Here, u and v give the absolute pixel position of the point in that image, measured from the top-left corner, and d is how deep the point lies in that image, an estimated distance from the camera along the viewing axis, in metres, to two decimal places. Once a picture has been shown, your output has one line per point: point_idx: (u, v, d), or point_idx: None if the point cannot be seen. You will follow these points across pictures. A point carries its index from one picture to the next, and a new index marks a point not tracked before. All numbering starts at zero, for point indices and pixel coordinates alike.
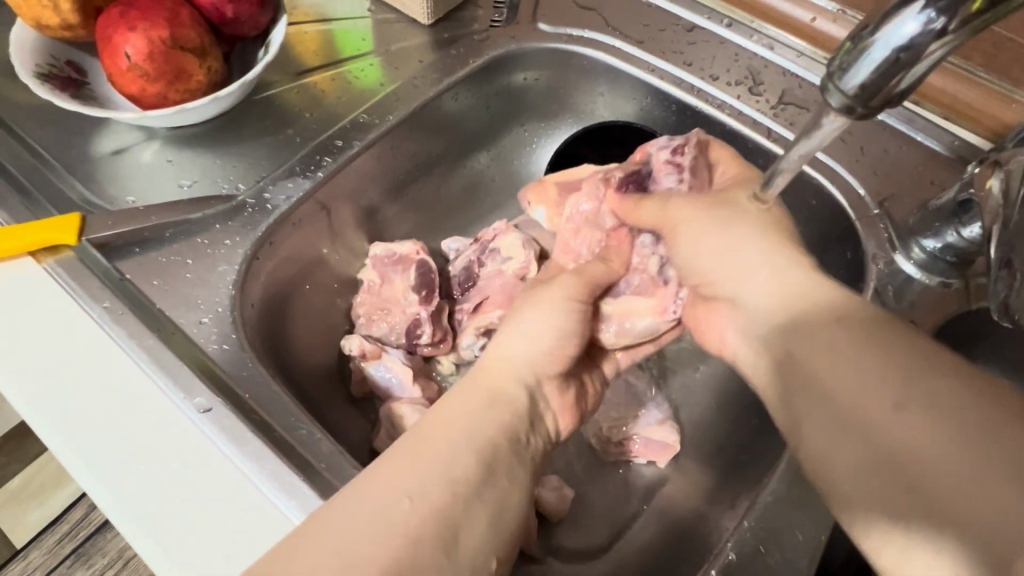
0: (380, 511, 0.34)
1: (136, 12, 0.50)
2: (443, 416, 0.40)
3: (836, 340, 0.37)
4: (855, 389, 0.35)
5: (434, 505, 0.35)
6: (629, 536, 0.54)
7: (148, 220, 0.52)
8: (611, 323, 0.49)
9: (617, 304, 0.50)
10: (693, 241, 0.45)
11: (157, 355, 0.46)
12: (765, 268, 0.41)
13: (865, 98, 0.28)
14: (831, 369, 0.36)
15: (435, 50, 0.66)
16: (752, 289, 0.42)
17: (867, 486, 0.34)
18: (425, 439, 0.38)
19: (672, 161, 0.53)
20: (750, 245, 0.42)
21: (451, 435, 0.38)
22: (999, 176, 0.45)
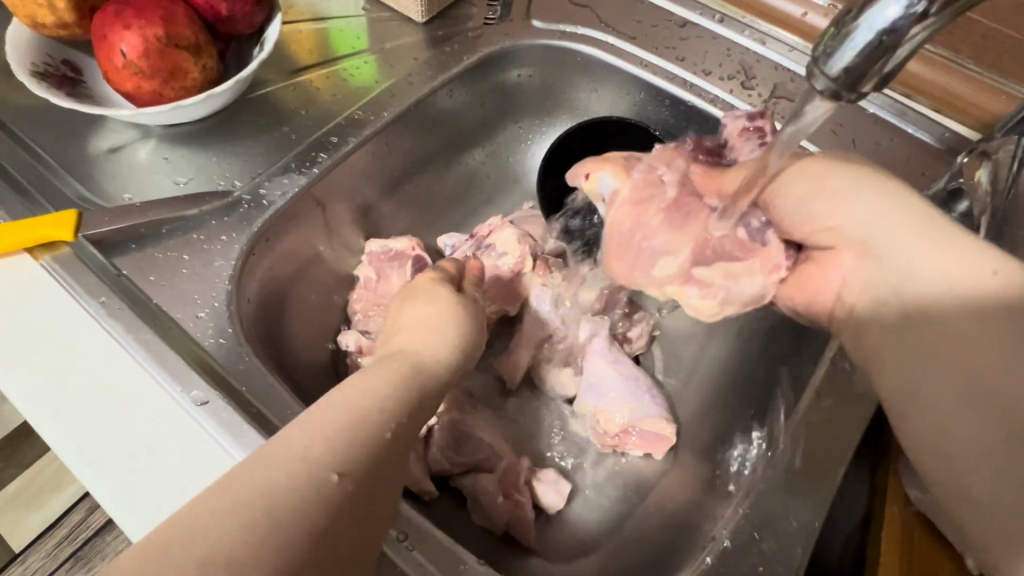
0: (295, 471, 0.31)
1: (130, 10, 0.51)
2: (352, 391, 0.35)
3: (978, 312, 0.36)
4: (991, 363, 0.35)
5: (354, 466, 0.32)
6: (625, 528, 0.54)
7: (144, 216, 0.52)
8: (718, 291, 0.48)
9: (720, 270, 0.47)
10: (803, 184, 0.43)
11: (154, 350, 0.46)
12: (872, 206, 0.41)
13: (849, 82, 0.29)
14: (967, 338, 0.36)
15: (430, 48, 0.67)
16: (882, 243, 0.40)
17: (986, 465, 0.34)
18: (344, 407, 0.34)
19: (746, 128, 0.54)
20: (854, 192, 0.41)
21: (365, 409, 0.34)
22: (988, 166, 0.46)
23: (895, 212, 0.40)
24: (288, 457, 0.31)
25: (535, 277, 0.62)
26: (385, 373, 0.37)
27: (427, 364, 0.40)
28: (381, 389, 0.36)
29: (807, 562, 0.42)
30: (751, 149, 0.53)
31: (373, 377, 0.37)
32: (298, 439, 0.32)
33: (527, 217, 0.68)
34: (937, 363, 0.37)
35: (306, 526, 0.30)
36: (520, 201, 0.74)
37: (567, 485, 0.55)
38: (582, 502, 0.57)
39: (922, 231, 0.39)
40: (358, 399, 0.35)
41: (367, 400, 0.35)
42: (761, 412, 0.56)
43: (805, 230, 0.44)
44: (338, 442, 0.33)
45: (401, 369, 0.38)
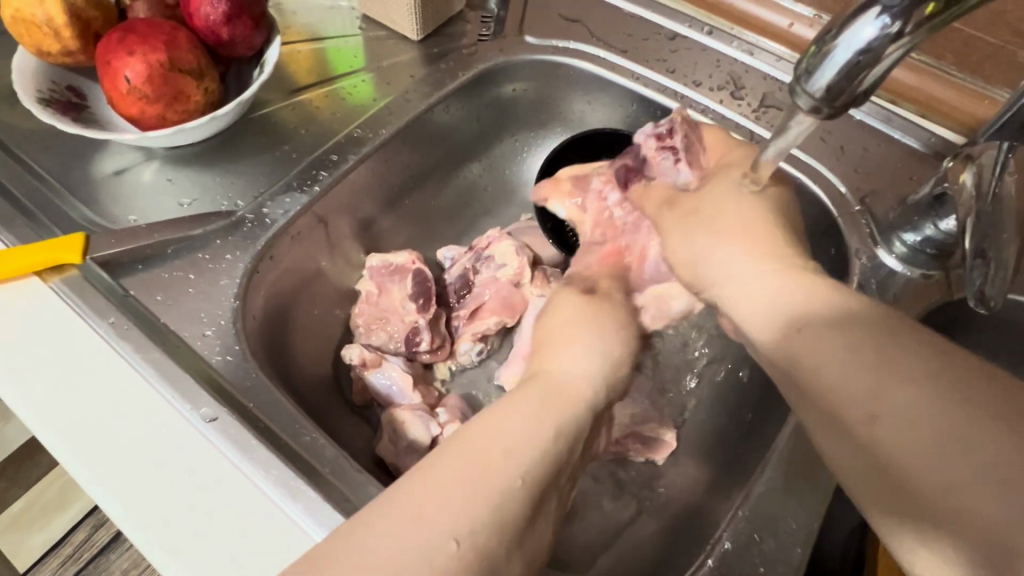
0: (409, 540, 0.30)
1: (133, 37, 0.52)
2: (498, 432, 0.34)
3: (821, 341, 0.35)
4: (834, 381, 0.34)
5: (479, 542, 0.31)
6: (629, 530, 0.55)
7: (150, 237, 0.53)
8: (648, 309, 0.50)
9: (651, 292, 0.50)
10: (698, 240, 0.42)
11: (164, 368, 0.47)
12: (742, 249, 0.40)
13: (830, 99, 0.30)
14: (812, 365, 0.35)
15: (425, 65, 0.68)
16: (731, 293, 0.40)
17: (853, 459, 0.33)
18: (477, 460, 0.33)
19: (663, 146, 0.51)
20: (729, 242, 0.41)
21: (499, 464, 0.33)
22: (971, 170, 0.47)
23: (739, 251, 0.40)
24: (398, 529, 0.31)
25: (534, 289, 0.63)
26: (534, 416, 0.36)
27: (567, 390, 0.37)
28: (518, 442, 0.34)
29: (806, 562, 0.43)
30: (668, 169, 0.50)
31: (502, 419, 0.35)
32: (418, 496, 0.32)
33: (524, 228, 0.70)
34: (802, 396, 0.36)
35: None
36: (519, 213, 0.75)
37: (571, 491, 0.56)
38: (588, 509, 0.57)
39: (762, 258, 0.40)
40: (494, 454, 0.33)
41: (497, 451, 0.33)
42: (759, 414, 0.57)
43: (686, 269, 0.43)
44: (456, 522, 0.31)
45: (550, 405, 0.36)
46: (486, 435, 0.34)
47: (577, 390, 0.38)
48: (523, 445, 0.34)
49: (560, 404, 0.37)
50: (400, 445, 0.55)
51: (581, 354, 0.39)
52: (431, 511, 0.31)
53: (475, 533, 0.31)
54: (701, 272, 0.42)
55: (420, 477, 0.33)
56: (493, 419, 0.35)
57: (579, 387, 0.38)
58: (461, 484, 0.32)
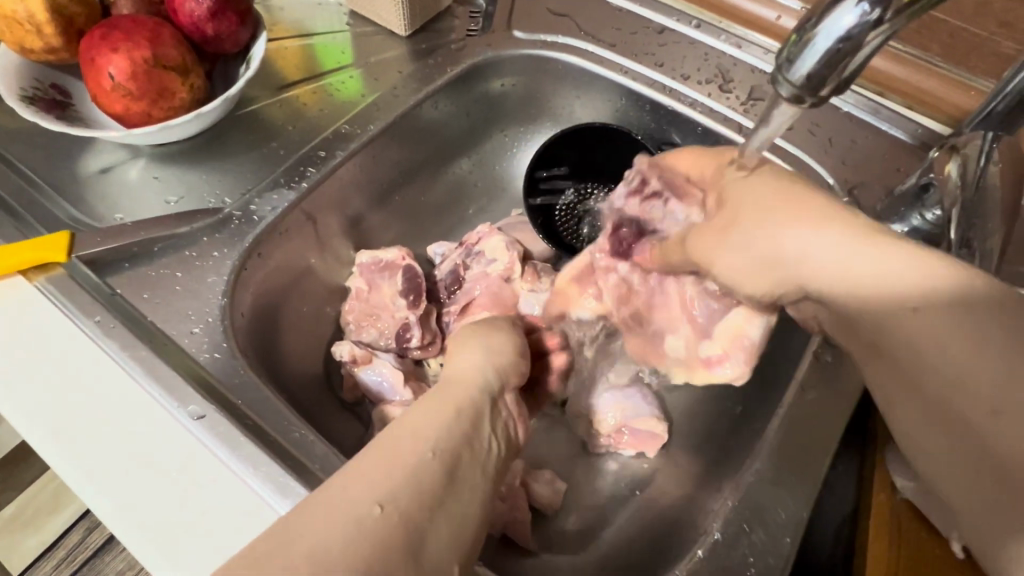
0: (332, 513, 0.30)
1: (117, 33, 0.52)
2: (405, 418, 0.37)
3: (934, 326, 0.32)
4: (951, 372, 0.31)
5: (401, 504, 0.31)
6: (620, 522, 0.56)
7: (137, 235, 0.53)
8: (734, 354, 0.47)
9: (721, 337, 0.48)
10: (755, 241, 0.38)
11: (151, 367, 0.47)
12: (810, 228, 0.36)
13: (811, 88, 0.30)
14: (925, 351, 0.32)
15: (414, 61, 0.68)
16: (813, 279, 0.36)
17: (955, 449, 0.32)
18: (389, 439, 0.35)
19: (647, 198, 0.48)
20: (801, 223, 0.36)
21: (412, 442, 0.34)
22: (957, 160, 0.47)
23: (823, 234, 0.36)
24: (324, 501, 0.31)
25: (524, 284, 0.64)
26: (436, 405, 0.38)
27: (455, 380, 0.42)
28: (422, 422, 0.36)
29: (794, 551, 0.43)
30: (667, 216, 0.47)
31: (409, 421, 0.36)
32: (341, 489, 0.31)
33: (515, 224, 0.70)
34: (904, 381, 0.34)
35: (350, 555, 0.28)
36: (509, 209, 0.75)
37: (561, 485, 0.56)
38: (580, 504, 0.57)
39: (850, 234, 0.35)
40: (401, 431, 0.35)
41: (404, 431, 0.35)
42: (748, 406, 0.57)
43: (754, 271, 0.38)
44: (378, 504, 0.31)
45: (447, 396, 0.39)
46: (399, 434, 0.35)
47: (465, 380, 0.42)
48: (429, 430, 0.36)
49: (456, 394, 0.40)
50: None
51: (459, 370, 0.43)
52: (348, 485, 0.31)
53: (398, 496, 0.31)
54: (781, 270, 0.38)
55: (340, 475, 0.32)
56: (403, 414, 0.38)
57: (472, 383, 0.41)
58: (383, 471, 0.32)
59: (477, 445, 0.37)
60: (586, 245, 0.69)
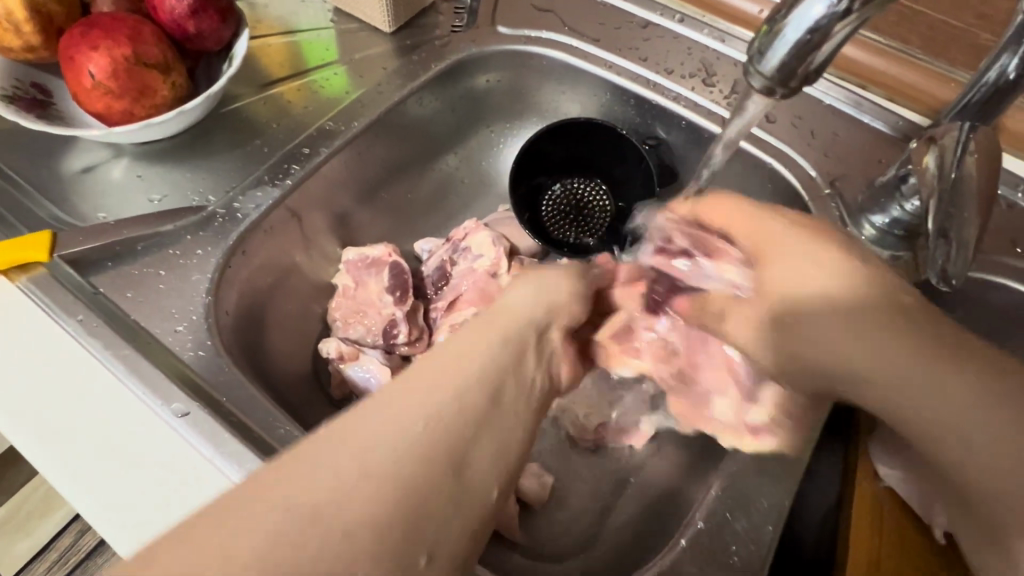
0: (371, 440, 0.29)
1: (96, 31, 0.52)
2: (451, 347, 0.35)
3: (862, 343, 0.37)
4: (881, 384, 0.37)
5: (440, 437, 0.31)
6: (606, 514, 0.56)
7: (119, 234, 0.53)
8: (770, 422, 0.48)
9: (763, 404, 0.48)
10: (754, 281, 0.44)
11: (135, 366, 0.46)
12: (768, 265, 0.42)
13: (782, 79, 0.30)
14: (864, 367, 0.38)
15: (398, 57, 0.68)
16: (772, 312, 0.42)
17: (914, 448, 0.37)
18: (432, 368, 0.33)
19: (675, 253, 0.49)
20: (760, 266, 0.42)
21: (457, 374, 0.33)
22: (934, 153, 0.47)
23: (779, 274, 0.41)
24: (364, 425, 0.30)
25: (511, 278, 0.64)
26: (485, 335, 0.37)
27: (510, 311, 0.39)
28: (468, 353, 0.35)
29: (776, 538, 0.44)
30: (703, 277, 0.48)
31: (452, 354, 0.34)
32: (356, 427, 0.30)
33: (501, 219, 0.70)
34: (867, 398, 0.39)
35: (386, 485, 0.28)
36: (497, 204, 0.76)
37: (549, 478, 0.56)
38: (568, 498, 0.58)
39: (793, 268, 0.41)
40: (446, 361, 0.34)
41: (450, 360, 0.34)
42: None
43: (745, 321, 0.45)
44: (396, 446, 0.29)
45: (498, 328, 0.37)
46: (433, 372, 0.33)
47: (518, 313, 0.39)
48: (473, 362, 0.34)
49: (508, 328, 0.38)
50: None
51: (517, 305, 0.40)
52: (389, 410, 0.31)
53: (439, 425, 0.31)
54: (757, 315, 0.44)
55: (363, 407, 0.31)
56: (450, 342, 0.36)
57: (524, 316, 0.39)
58: (410, 415, 0.31)
59: (522, 380, 0.36)
60: (571, 239, 0.70)
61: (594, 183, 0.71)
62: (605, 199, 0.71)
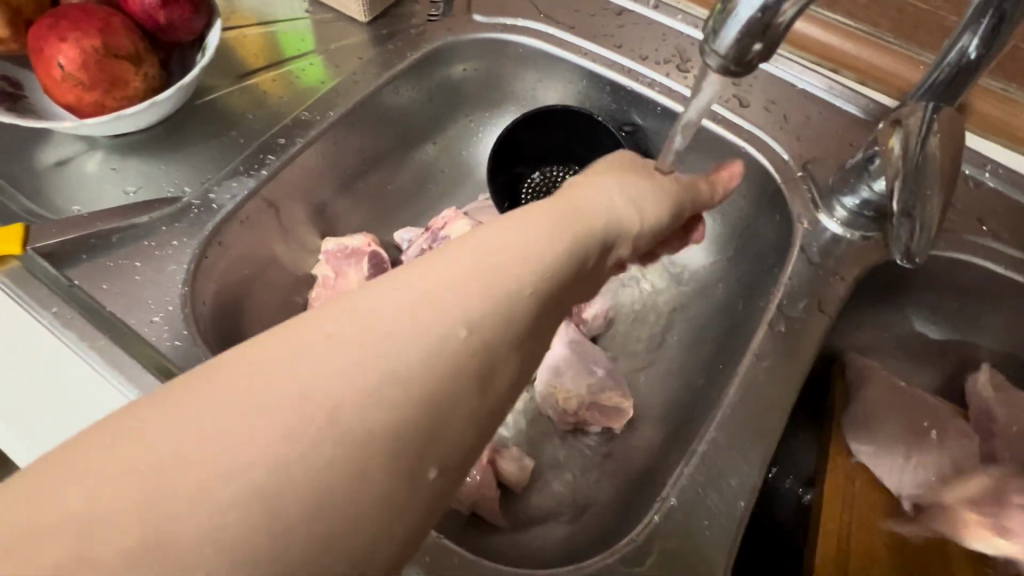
0: (399, 336, 0.26)
1: (65, 23, 0.51)
2: (506, 239, 0.31)
3: None
4: None
5: (477, 343, 0.27)
6: (586, 497, 0.57)
7: (93, 227, 0.53)
8: None
9: None
10: None
11: (111, 356, 0.47)
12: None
13: (736, 58, 0.31)
14: None
15: (375, 46, 0.68)
16: None
17: None
18: (483, 262, 0.29)
19: None
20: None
21: (509, 277, 0.29)
22: (899, 135, 0.48)
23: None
24: (397, 316, 0.27)
25: None
26: (547, 232, 0.32)
27: (579, 216, 0.35)
28: (525, 250, 0.31)
29: (747, 514, 0.45)
30: None
31: (511, 250, 0.30)
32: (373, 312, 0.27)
33: (481, 208, 0.70)
34: None
35: (412, 390, 0.25)
36: (476, 192, 0.76)
37: (529, 462, 0.57)
38: (548, 481, 0.59)
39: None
40: (500, 255, 0.30)
41: (502, 254, 0.30)
42: (709, 378, 0.59)
43: None
44: (420, 341, 0.26)
45: (562, 228, 0.33)
46: (477, 267, 0.29)
47: (586, 221, 0.35)
48: (530, 263, 0.30)
49: (574, 232, 0.34)
50: None
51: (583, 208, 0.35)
52: (428, 305, 0.27)
53: (479, 331, 0.28)
54: None
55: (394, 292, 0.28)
56: (507, 229, 0.32)
57: (591, 224, 0.35)
58: (447, 313, 0.27)
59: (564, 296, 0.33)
60: None
61: (572, 170, 0.71)
62: None
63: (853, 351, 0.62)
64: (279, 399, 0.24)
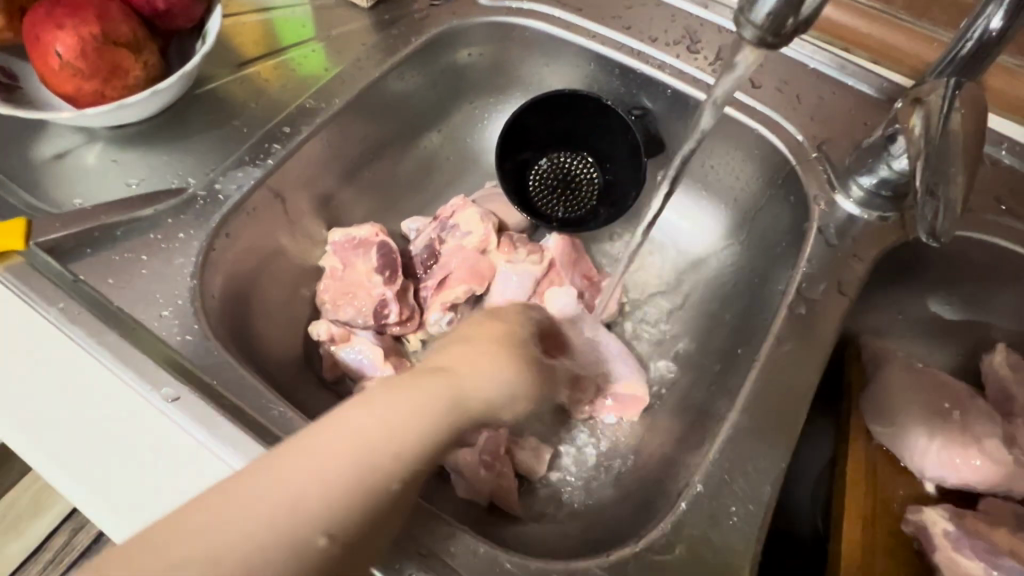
0: (276, 520, 0.31)
1: (62, 9, 0.50)
2: (384, 420, 0.36)
3: None
4: None
5: (343, 524, 0.33)
6: (603, 485, 0.57)
7: (97, 220, 0.51)
8: None
9: None
10: None
11: (120, 351, 0.46)
12: None
13: (774, 29, 0.31)
14: None
15: (377, 32, 0.67)
16: None
17: None
18: (360, 444, 0.34)
19: None
20: None
21: (379, 463, 0.34)
22: (919, 113, 0.47)
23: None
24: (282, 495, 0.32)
25: (501, 255, 0.64)
26: (426, 408, 0.37)
27: (462, 394, 0.39)
28: (400, 430, 0.36)
29: (774, 499, 0.44)
30: None
31: (386, 432, 0.35)
32: (309, 452, 0.33)
33: (489, 196, 0.70)
34: None
35: (283, 568, 0.31)
36: (482, 180, 0.75)
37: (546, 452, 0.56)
38: (564, 472, 0.58)
39: None
40: (374, 439, 0.35)
41: (378, 439, 0.35)
42: (725, 363, 0.59)
43: None
44: (293, 528, 0.31)
45: (440, 402, 0.38)
46: (353, 450, 0.34)
47: (469, 400, 0.39)
48: (404, 448, 0.35)
49: (451, 407, 0.38)
50: None
51: (488, 378, 0.41)
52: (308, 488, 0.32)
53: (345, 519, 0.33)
54: None
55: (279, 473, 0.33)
56: (391, 408, 0.36)
57: (478, 394, 0.40)
58: (321, 499, 0.32)
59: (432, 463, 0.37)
60: (560, 213, 0.69)
61: (580, 157, 0.70)
62: (593, 171, 0.70)
63: (867, 334, 0.62)
64: (218, 543, 0.30)
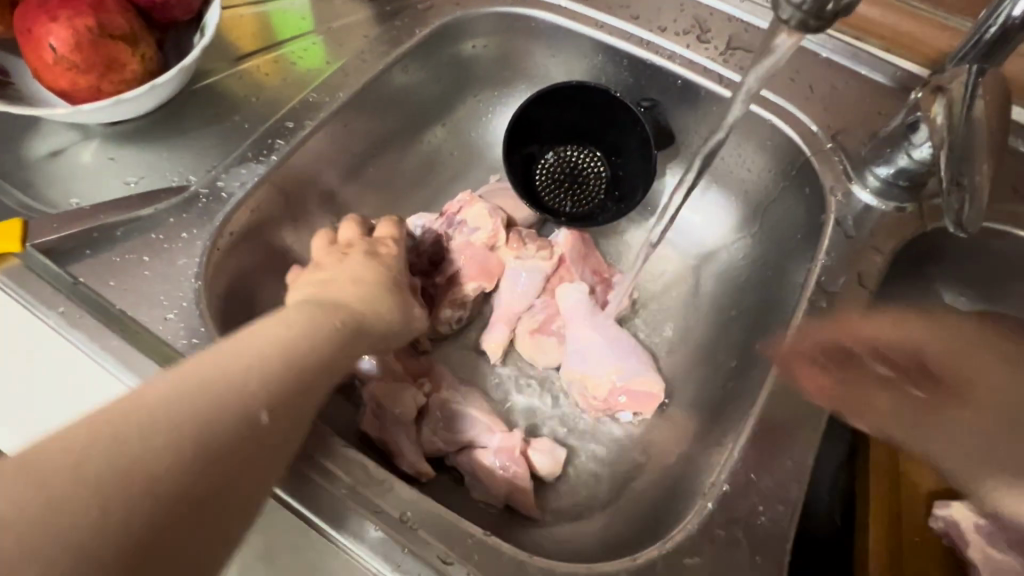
0: (202, 399, 0.32)
1: (56, 1, 0.48)
2: (279, 327, 0.39)
3: None
4: None
5: (263, 405, 0.34)
6: (621, 484, 0.56)
7: (95, 220, 0.49)
8: None
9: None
10: None
11: (124, 356, 0.45)
12: None
13: (810, 14, 0.33)
14: None
15: (379, 24, 0.65)
16: None
17: None
18: (263, 341, 0.37)
19: None
20: None
21: (285, 356, 0.37)
22: (942, 102, 0.46)
23: None
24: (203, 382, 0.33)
25: (509, 251, 0.63)
26: (312, 318, 0.41)
27: (341, 307, 0.43)
28: (295, 333, 0.39)
29: (801, 497, 0.43)
30: None
31: (286, 334, 0.38)
32: (227, 355, 0.35)
33: (496, 190, 0.68)
34: None
35: (212, 441, 0.31)
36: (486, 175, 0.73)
37: (562, 452, 0.55)
38: (580, 471, 0.57)
39: None
40: (280, 339, 0.38)
41: (281, 338, 0.38)
42: (742, 358, 0.58)
43: None
44: (220, 408, 0.32)
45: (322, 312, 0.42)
46: (259, 346, 0.37)
47: (348, 310, 0.44)
48: (304, 345, 0.38)
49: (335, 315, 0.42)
50: (385, 418, 0.52)
51: (360, 299, 0.45)
52: (225, 373, 0.34)
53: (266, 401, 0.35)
54: None
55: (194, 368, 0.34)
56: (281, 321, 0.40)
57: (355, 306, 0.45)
58: (243, 381, 0.34)
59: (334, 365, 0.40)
60: (568, 208, 0.68)
61: (586, 151, 0.69)
62: (600, 164, 0.69)
63: None
64: (150, 418, 0.30)
